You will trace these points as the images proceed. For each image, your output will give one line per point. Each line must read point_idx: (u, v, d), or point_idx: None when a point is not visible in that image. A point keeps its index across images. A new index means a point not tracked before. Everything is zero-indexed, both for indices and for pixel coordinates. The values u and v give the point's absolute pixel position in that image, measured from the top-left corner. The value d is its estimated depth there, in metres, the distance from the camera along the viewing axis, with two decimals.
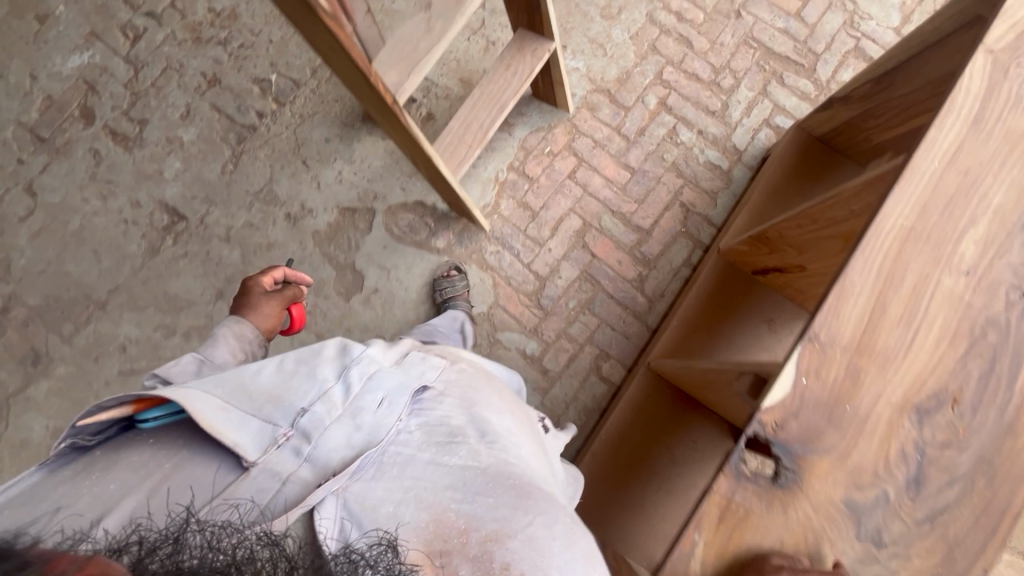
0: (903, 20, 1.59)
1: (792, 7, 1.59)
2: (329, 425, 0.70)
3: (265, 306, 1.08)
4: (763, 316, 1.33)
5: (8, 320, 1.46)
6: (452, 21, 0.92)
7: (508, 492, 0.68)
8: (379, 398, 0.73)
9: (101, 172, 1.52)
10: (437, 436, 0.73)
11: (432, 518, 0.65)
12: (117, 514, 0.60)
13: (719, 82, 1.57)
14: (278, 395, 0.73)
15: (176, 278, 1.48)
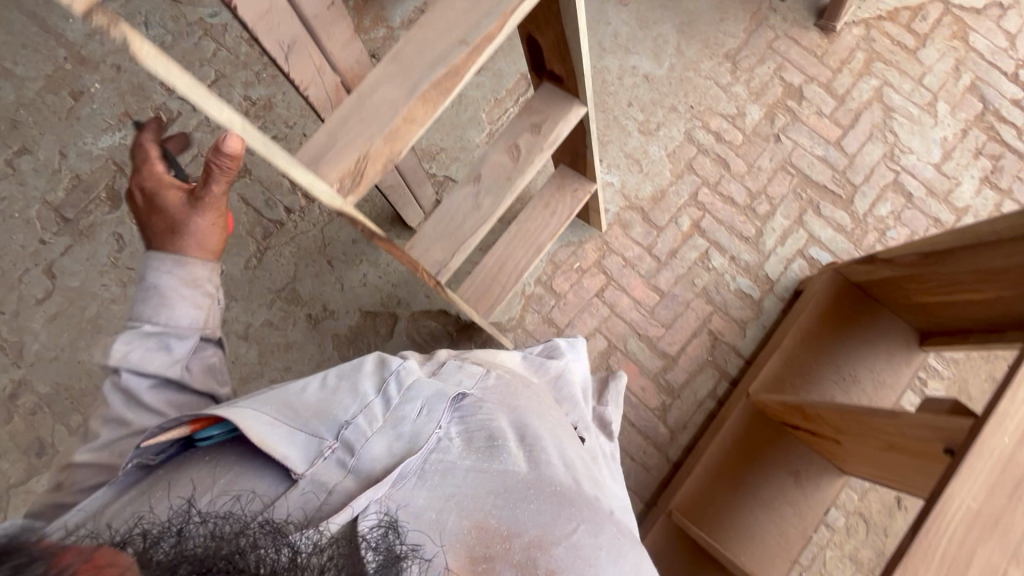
0: (944, 156, 1.57)
1: (832, 135, 1.58)
2: (374, 434, 0.64)
3: (190, 215, 0.70)
4: (789, 467, 1.27)
5: (15, 407, 1.43)
6: (501, 199, 0.90)
7: (550, 499, 0.65)
8: (419, 406, 0.67)
9: (124, 257, 1.50)
10: (479, 439, 0.67)
11: (475, 526, 0.61)
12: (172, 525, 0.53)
13: (754, 208, 1.54)
14: (323, 410, 0.66)
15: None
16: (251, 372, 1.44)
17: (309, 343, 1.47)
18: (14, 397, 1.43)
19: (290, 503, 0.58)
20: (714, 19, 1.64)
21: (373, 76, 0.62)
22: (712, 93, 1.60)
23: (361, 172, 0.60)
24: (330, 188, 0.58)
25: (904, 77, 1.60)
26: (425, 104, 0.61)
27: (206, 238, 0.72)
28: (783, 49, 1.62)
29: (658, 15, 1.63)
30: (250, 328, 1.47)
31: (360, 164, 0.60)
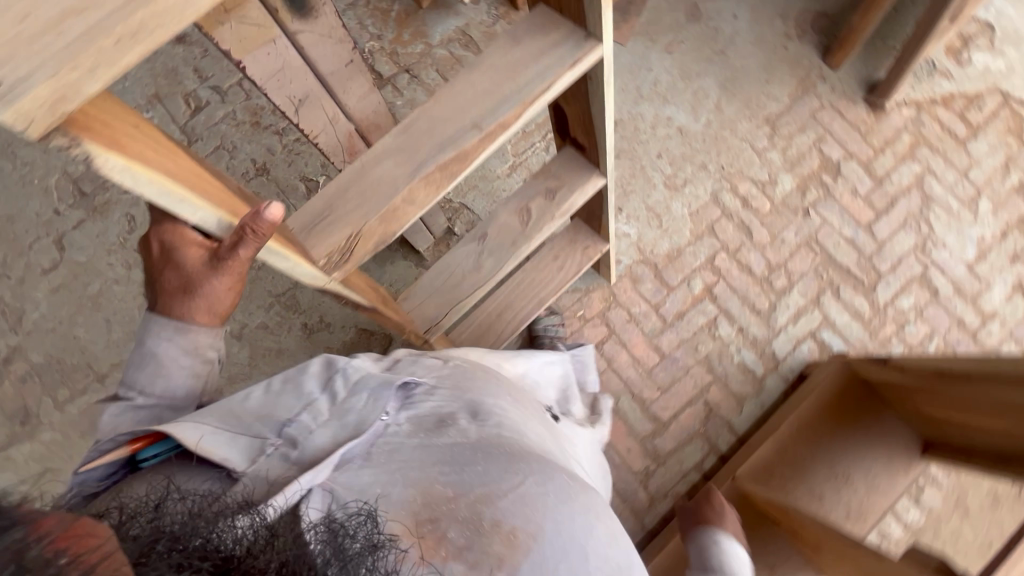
0: (978, 256, 1.50)
1: (864, 217, 1.51)
2: (320, 425, 0.59)
3: (200, 279, 0.56)
4: (764, 560, 1.19)
5: (7, 373, 1.44)
6: (502, 264, 0.88)
7: (501, 457, 0.59)
8: (365, 397, 0.62)
9: (133, 239, 1.51)
10: (428, 419, 0.62)
11: (421, 495, 0.55)
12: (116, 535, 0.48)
13: (771, 281, 1.49)
14: (265, 413, 0.61)
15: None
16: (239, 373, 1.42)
17: (301, 352, 1.46)
18: (7, 362, 1.45)
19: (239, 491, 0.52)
20: (759, 80, 1.58)
21: (378, 145, 0.60)
22: (746, 156, 1.55)
23: (352, 248, 0.58)
24: (315, 268, 0.56)
25: (949, 166, 1.54)
26: (428, 186, 0.58)
27: (224, 298, 0.59)
28: (826, 120, 1.56)
29: (702, 68, 1.59)
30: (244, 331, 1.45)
31: (351, 242, 0.58)
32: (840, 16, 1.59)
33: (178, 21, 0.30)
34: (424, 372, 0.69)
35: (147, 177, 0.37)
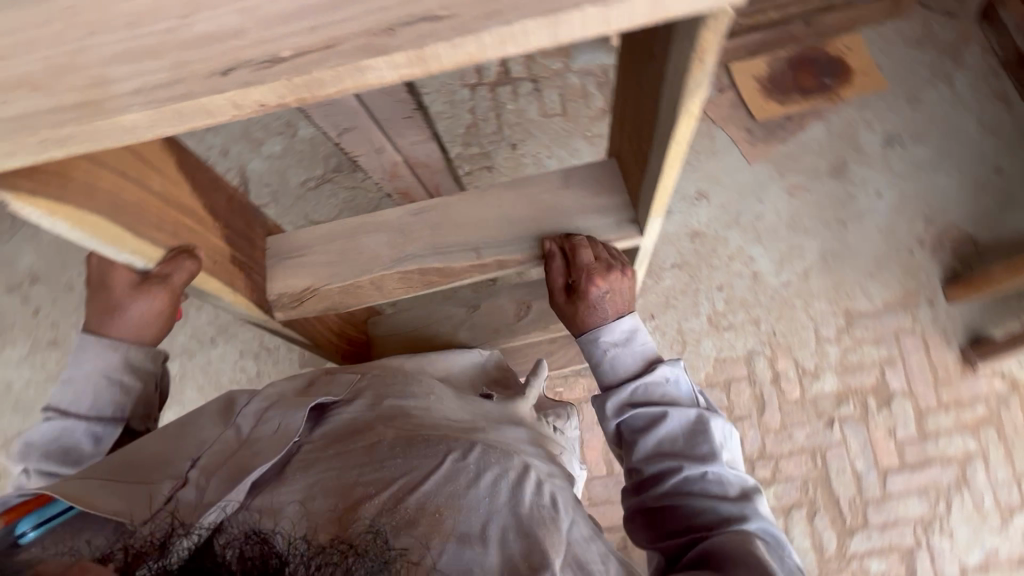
0: (979, 567, 1.32)
1: (886, 461, 1.37)
2: (222, 466, 0.45)
3: (127, 301, 0.50)
4: None
5: None
6: (478, 344, 0.86)
7: (424, 439, 0.45)
8: (274, 417, 0.50)
9: None
10: (337, 428, 0.48)
11: (343, 499, 0.41)
12: None
13: (754, 466, 1.38)
14: (169, 457, 0.49)
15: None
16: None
17: None
18: None
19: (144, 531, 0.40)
20: (862, 269, 1.44)
21: (382, 214, 0.58)
22: (803, 336, 1.43)
23: (301, 301, 0.57)
24: (261, 310, 0.56)
25: (1006, 464, 1.35)
26: (400, 282, 0.57)
27: (153, 326, 0.53)
28: (907, 346, 1.41)
29: (812, 227, 1.46)
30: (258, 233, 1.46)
31: (305, 295, 0.57)
32: (987, 251, 1.41)
33: (125, 139, 0.28)
34: (340, 389, 0.54)
35: (73, 226, 0.36)
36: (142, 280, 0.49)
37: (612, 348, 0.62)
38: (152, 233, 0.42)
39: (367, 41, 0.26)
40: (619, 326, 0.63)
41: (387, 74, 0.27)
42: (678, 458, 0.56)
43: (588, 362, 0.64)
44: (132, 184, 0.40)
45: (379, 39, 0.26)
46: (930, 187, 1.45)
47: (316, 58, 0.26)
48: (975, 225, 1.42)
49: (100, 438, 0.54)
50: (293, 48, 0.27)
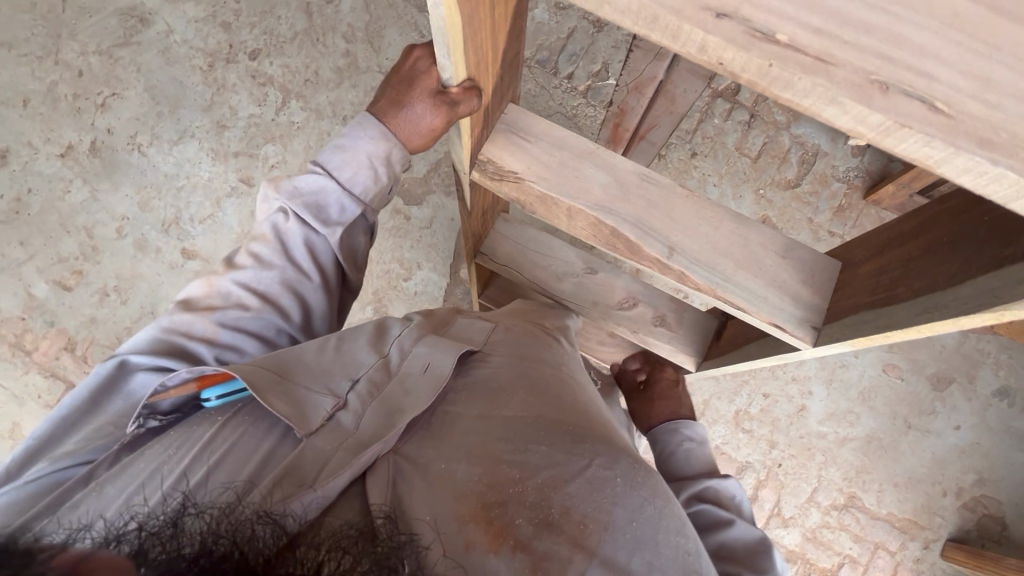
0: None
1: None
2: (373, 403, 0.54)
3: (420, 104, 0.52)
4: None
5: None
6: (572, 303, 0.87)
7: (563, 437, 0.51)
8: (422, 351, 0.59)
9: None
10: (481, 386, 0.57)
11: (484, 473, 0.48)
12: (141, 487, 0.46)
13: None
14: (325, 370, 0.56)
15: (379, 22, 1.49)
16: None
17: None
18: None
19: (305, 456, 0.48)
20: (892, 475, 1.41)
21: (613, 159, 0.58)
22: (799, 486, 1.43)
23: (500, 177, 0.58)
24: (467, 161, 0.57)
25: None
26: (588, 226, 0.57)
27: (429, 136, 0.55)
28: (875, 559, 1.41)
29: (882, 411, 1.42)
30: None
31: (506, 175, 0.58)
32: (1008, 543, 1.37)
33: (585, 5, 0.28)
34: (493, 356, 0.62)
35: (447, 14, 0.37)
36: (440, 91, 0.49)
37: (687, 443, 0.75)
38: (471, 56, 0.43)
39: (861, 85, 0.26)
40: (694, 428, 0.77)
41: (841, 118, 0.27)
42: (738, 565, 0.59)
43: (661, 453, 0.76)
44: (490, 5, 0.41)
45: (871, 87, 0.26)
46: (1011, 459, 1.39)
47: (803, 63, 0.26)
48: (1016, 515, 1.38)
49: (345, 209, 0.58)
50: (790, 35, 0.26)
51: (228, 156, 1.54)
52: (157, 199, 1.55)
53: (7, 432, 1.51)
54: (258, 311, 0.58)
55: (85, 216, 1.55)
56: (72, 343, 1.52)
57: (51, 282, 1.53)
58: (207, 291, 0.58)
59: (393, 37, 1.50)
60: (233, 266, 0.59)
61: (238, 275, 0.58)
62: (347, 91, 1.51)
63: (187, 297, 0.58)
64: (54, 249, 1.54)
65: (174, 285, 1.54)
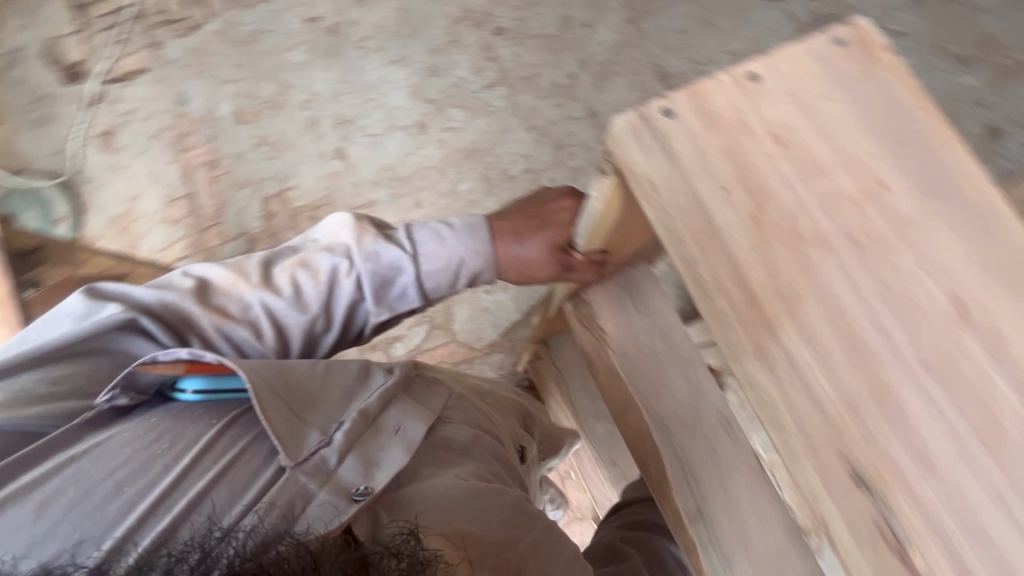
0: None
1: None
2: (352, 451, 0.66)
3: (536, 248, 0.81)
4: None
5: None
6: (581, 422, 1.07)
7: (507, 520, 0.66)
8: (397, 412, 0.73)
9: (746, 51, 1.63)
10: (437, 448, 0.72)
11: (447, 527, 0.61)
12: (130, 494, 0.58)
13: None
14: (317, 399, 0.70)
15: (608, 76, 1.66)
16: (600, 110, 1.64)
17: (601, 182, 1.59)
18: None
19: (295, 481, 0.61)
20: None
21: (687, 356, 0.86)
22: None
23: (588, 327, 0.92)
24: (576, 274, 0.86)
25: None
26: (639, 385, 0.84)
27: (528, 273, 0.82)
28: None
29: None
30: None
31: (594, 327, 0.91)
32: None
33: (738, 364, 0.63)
34: (456, 425, 0.77)
35: (603, 206, 0.73)
36: (564, 250, 0.82)
37: None
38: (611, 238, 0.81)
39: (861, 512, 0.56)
40: None
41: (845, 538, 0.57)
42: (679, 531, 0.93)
43: None
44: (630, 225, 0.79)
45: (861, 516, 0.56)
46: None
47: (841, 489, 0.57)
48: None
49: (404, 288, 0.79)
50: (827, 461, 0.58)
51: (422, 98, 1.72)
52: (348, 96, 1.74)
53: (129, 197, 1.73)
54: (267, 336, 0.76)
55: (291, 77, 1.76)
56: (216, 162, 1.73)
57: (234, 108, 1.76)
58: (233, 290, 0.75)
59: (620, 83, 1.66)
60: (268, 284, 0.75)
61: (269, 298, 0.75)
62: (550, 106, 1.67)
63: (219, 285, 0.75)
64: (254, 85, 1.76)
65: (314, 170, 1.70)
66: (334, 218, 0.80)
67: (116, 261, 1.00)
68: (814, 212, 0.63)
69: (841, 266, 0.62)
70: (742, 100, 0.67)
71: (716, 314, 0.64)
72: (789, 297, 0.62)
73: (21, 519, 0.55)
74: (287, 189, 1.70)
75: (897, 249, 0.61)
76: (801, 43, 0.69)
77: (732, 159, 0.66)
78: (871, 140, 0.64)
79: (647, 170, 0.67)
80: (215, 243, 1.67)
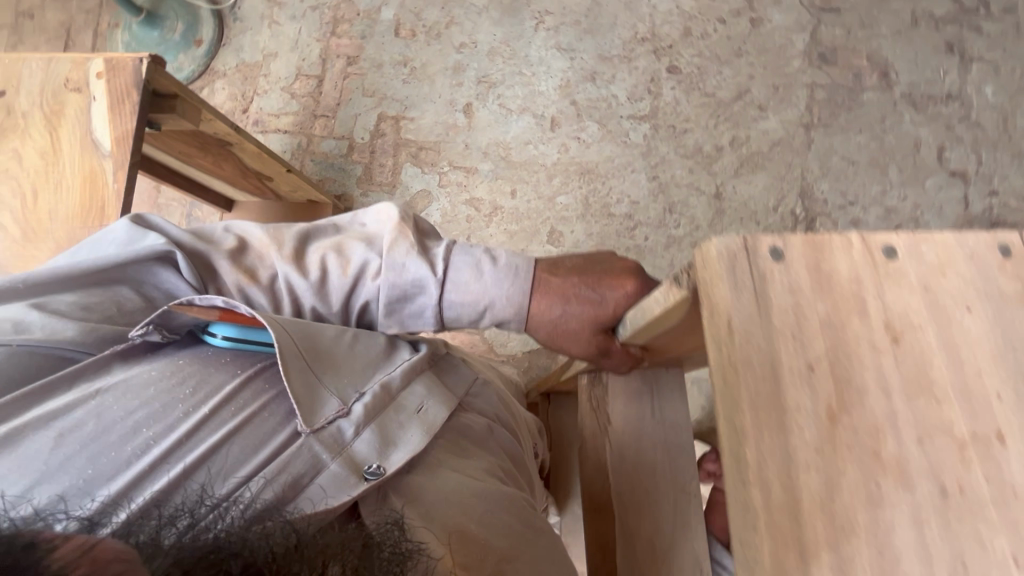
0: None
1: None
2: (370, 424, 0.66)
3: (576, 321, 0.77)
4: None
5: (852, 65, 1.62)
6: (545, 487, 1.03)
7: (511, 529, 0.66)
8: (418, 387, 0.74)
9: (901, 213, 1.52)
10: (457, 440, 0.74)
11: (450, 523, 0.62)
12: (141, 442, 0.57)
13: None
14: (337, 362, 0.70)
15: (753, 168, 1.58)
16: (727, 195, 1.57)
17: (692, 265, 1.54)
18: (860, 70, 1.61)
19: (308, 448, 0.61)
20: None
21: (686, 487, 0.86)
22: None
23: (595, 410, 0.94)
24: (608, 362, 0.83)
25: None
26: (622, 494, 0.88)
27: (562, 339, 0.80)
28: None
29: None
30: (764, 220, 1.55)
31: (599, 413, 0.94)
32: None
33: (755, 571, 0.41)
34: (478, 423, 0.79)
35: (660, 310, 0.62)
36: (605, 333, 0.78)
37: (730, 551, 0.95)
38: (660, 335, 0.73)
39: None
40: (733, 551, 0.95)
41: None
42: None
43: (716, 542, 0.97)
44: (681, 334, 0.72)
45: None
46: None
47: None
48: None
49: (425, 309, 0.78)
50: None
51: (567, 97, 1.67)
52: (502, 59, 1.70)
53: (268, 53, 1.76)
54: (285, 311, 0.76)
55: (461, 14, 1.73)
56: (355, 60, 1.73)
57: (395, 18, 1.74)
58: (264, 256, 0.76)
59: (761, 180, 1.57)
60: (297, 260, 0.76)
61: (293, 274, 0.75)
62: (681, 167, 1.60)
63: (253, 249, 0.76)
64: (424, 7, 1.75)
65: (437, 113, 1.69)
66: (381, 209, 0.80)
67: (231, 130, 1.01)
68: (906, 439, 0.43)
69: (919, 521, 0.41)
70: (866, 268, 0.48)
71: (743, 511, 0.42)
72: (840, 532, 0.41)
73: (36, 448, 0.55)
74: (404, 117, 1.69)
75: (993, 526, 0.41)
76: (955, 231, 0.49)
77: (831, 336, 0.46)
78: (1008, 382, 0.45)
79: (728, 302, 0.47)
80: (318, 133, 1.70)
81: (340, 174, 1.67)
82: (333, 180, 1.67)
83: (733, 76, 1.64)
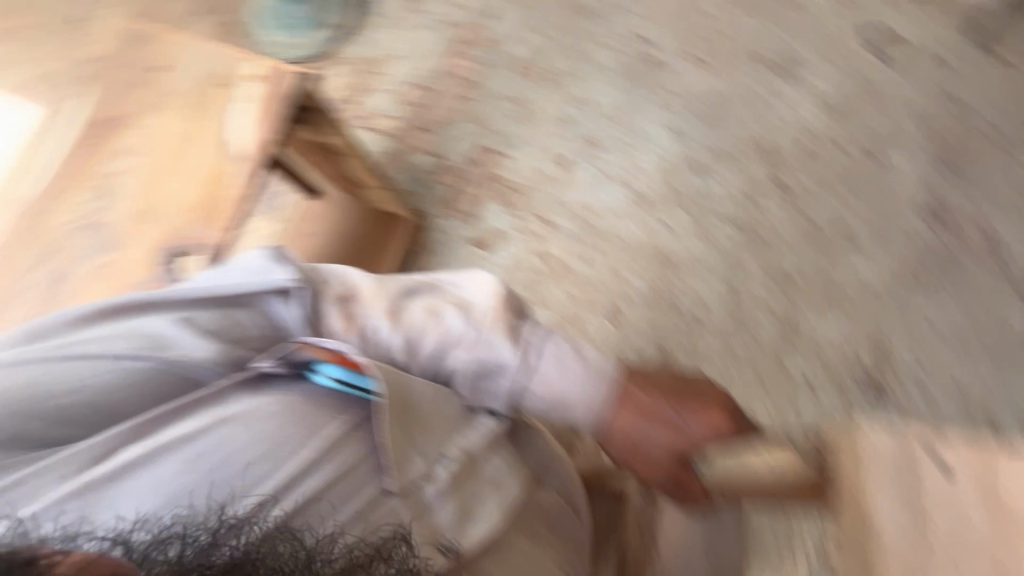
0: None
1: None
2: (452, 489, 0.76)
3: (654, 440, 0.81)
4: None
5: (976, 229, 1.49)
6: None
7: None
8: (496, 460, 0.81)
9: (984, 401, 1.40)
10: (528, 519, 0.81)
11: None
12: (264, 472, 0.71)
13: None
14: (431, 426, 0.78)
15: (834, 307, 1.51)
16: (799, 326, 1.51)
17: (741, 386, 1.50)
18: (982, 236, 1.49)
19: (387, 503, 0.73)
20: None
21: None
22: None
23: (642, 527, 0.97)
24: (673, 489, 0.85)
25: None
26: None
27: (637, 455, 0.82)
28: None
29: None
30: (830, 363, 1.48)
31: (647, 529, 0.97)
32: None
33: None
34: (548, 504, 0.85)
35: None
36: (680, 461, 0.82)
37: None
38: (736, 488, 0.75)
39: None
40: None
41: None
42: None
43: None
44: None
45: None
46: None
47: None
48: None
49: (505, 387, 0.82)
50: None
51: (667, 180, 1.64)
52: (614, 125, 1.68)
53: (393, 56, 1.79)
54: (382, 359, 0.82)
55: (587, 69, 1.72)
56: (472, 86, 1.74)
57: (523, 56, 1.74)
58: (367, 304, 0.82)
59: (838, 321, 1.51)
60: (395, 314, 0.81)
61: (391, 327, 0.81)
62: (760, 284, 1.55)
63: (359, 296, 0.83)
64: (554, 53, 1.74)
65: (535, 159, 1.68)
66: (475, 276, 0.84)
67: None
68: None
69: None
70: None
71: None
72: None
73: (177, 469, 0.71)
74: (502, 153, 1.68)
75: None
76: None
77: None
78: None
79: None
80: (417, 145, 1.71)
81: (424, 191, 1.68)
82: (416, 195, 1.68)
83: (841, 208, 1.57)
